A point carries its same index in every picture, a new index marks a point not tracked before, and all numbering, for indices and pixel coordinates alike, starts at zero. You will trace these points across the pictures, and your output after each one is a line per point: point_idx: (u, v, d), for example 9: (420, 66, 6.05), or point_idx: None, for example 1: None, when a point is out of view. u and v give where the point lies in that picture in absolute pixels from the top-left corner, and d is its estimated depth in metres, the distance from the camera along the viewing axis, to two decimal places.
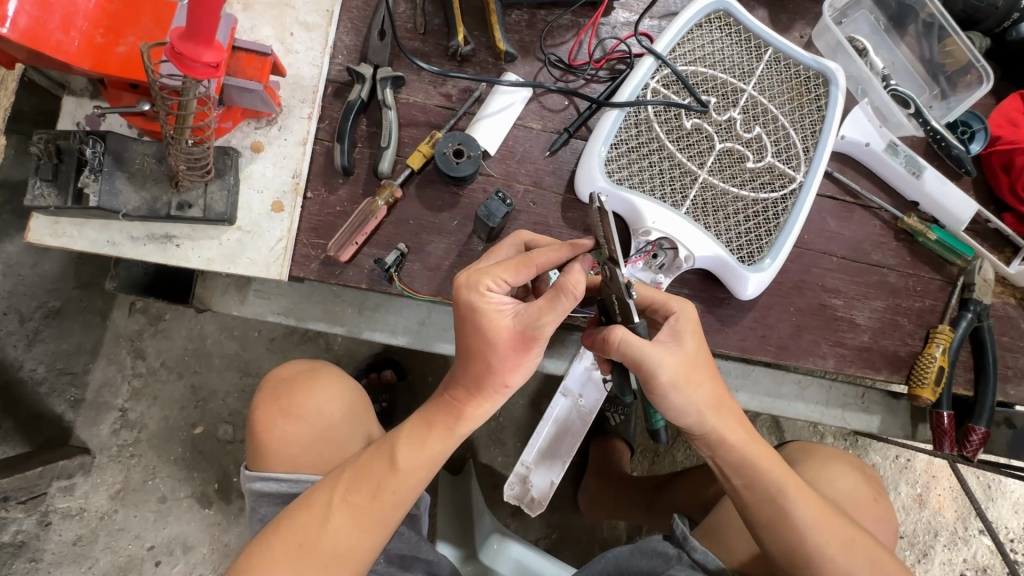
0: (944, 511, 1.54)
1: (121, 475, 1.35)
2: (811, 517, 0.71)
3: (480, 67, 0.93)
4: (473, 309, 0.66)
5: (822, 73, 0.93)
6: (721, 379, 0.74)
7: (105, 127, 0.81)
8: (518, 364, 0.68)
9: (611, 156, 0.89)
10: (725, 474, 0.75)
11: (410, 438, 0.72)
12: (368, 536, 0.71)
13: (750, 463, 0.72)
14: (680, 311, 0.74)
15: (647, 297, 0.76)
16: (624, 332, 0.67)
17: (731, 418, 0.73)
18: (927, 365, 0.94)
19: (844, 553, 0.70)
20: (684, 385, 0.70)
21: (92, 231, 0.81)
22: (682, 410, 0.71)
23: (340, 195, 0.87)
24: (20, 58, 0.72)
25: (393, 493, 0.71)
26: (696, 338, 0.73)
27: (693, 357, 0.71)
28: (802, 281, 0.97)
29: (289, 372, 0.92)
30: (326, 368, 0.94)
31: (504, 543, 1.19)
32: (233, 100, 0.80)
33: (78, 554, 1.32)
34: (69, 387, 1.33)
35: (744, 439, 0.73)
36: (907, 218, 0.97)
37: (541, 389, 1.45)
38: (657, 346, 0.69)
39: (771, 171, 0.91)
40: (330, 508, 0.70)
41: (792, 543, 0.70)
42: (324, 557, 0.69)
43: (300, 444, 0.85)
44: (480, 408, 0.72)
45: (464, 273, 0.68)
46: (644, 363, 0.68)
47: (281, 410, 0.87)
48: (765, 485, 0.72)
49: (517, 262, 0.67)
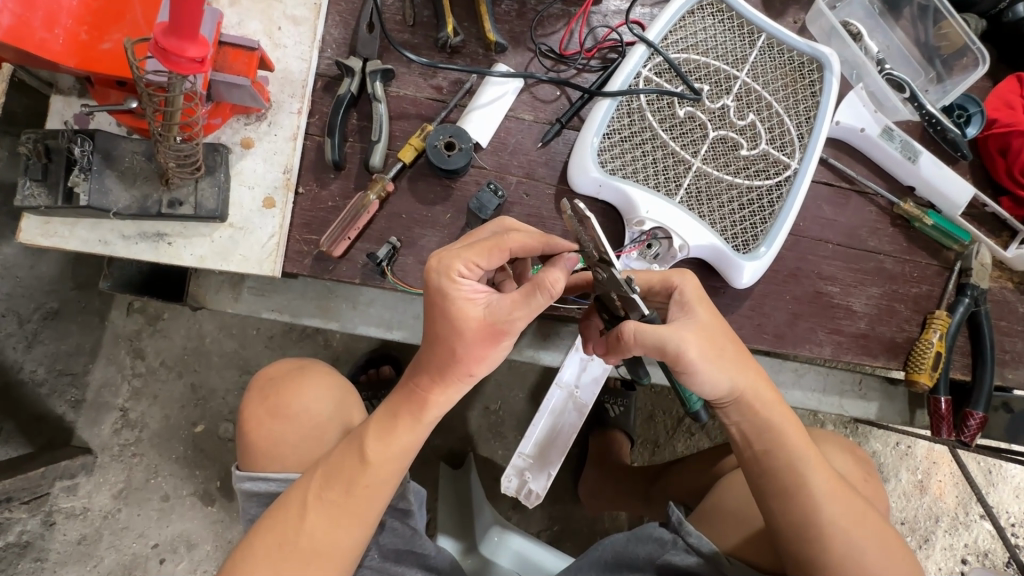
0: (945, 497, 1.54)
1: (123, 474, 1.36)
2: (828, 487, 0.70)
3: (470, 59, 0.92)
4: (443, 295, 0.66)
5: (815, 58, 0.92)
6: (746, 350, 0.74)
7: (93, 125, 0.81)
8: (485, 356, 0.68)
9: (604, 146, 0.89)
10: (745, 441, 0.74)
11: (377, 430, 0.72)
12: (346, 531, 0.71)
13: (775, 427, 0.72)
14: (682, 285, 0.74)
15: (645, 284, 0.77)
16: (636, 324, 0.68)
17: (760, 383, 0.73)
18: (924, 351, 0.93)
19: (858, 527, 0.69)
20: (708, 355, 0.69)
21: (83, 230, 0.80)
22: (712, 380, 0.70)
23: (331, 190, 0.86)
24: (9, 60, 0.72)
25: (366, 487, 0.71)
26: (708, 307, 0.73)
27: (710, 326, 0.71)
28: (798, 268, 0.96)
29: (278, 372, 0.92)
30: (314, 366, 0.94)
31: (504, 535, 1.19)
32: (222, 96, 0.80)
33: (82, 553, 1.32)
34: (69, 388, 1.33)
35: (771, 405, 0.73)
36: (904, 204, 0.97)
37: (540, 381, 1.46)
38: (672, 327, 0.69)
39: (765, 159, 0.90)
40: (306, 507, 0.71)
41: (806, 512, 0.69)
42: (303, 555, 0.69)
43: (288, 443, 0.85)
44: (443, 394, 0.71)
45: (434, 257, 0.67)
46: (665, 346, 0.68)
47: (269, 410, 0.87)
48: (788, 450, 0.71)
49: (490, 246, 0.67)
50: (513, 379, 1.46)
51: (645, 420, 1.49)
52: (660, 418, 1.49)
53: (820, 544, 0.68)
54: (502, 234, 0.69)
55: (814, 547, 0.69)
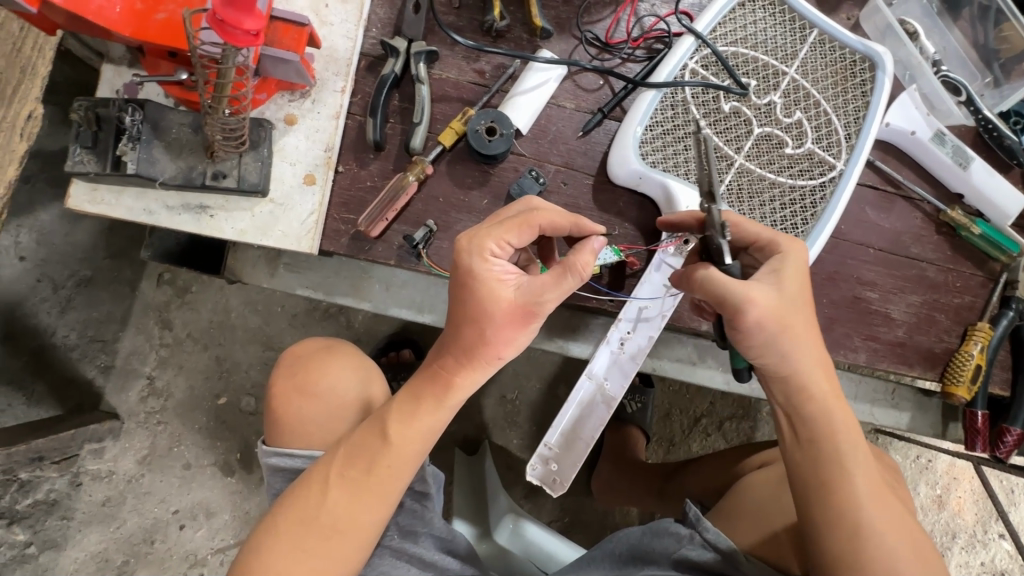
0: (963, 514, 1.51)
1: (149, 441, 1.39)
2: (871, 488, 0.69)
3: (515, 43, 0.91)
4: (473, 274, 0.66)
5: (868, 57, 0.89)
6: (817, 336, 0.73)
7: (144, 95, 0.82)
8: (512, 338, 0.68)
9: (646, 138, 0.88)
10: (791, 431, 0.73)
11: (400, 413, 0.73)
12: (368, 510, 0.72)
13: (826, 422, 0.71)
14: (786, 253, 0.73)
15: (751, 238, 0.76)
16: (709, 270, 0.70)
17: (819, 375, 0.72)
18: (964, 363, 0.91)
19: (896, 533, 0.67)
20: (774, 324, 0.70)
21: (129, 199, 0.81)
22: (764, 350, 0.71)
23: (370, 170, 0.86)
24: (63, 24, 0.73)
25: (388, 468, 0.72)
26: (799, 283, 0.72)
27: (787, 299, 0.70)
28: (837, 272, 0.94)
29: (306, 350, 0.93)
30: (342, 346, 0.95)
31: (519, 524, 1.21)
32: (268, 71, 0.80)
33: (106, 514, 1.37)
34: (100, 354, 1.37)
35: (826, 396, 0.72)
36: (951, 211, 0.94)
37: (560, 372, 1.46)
38: (742, 282, 0.69)
39: (810, 158, 0.88)
40: (328, 483, 0.72)
41: (845, 508, 0.68)
42: (326, 531, 0.71)
43: (313, 422, 0.86)
44: (468, 376, 0.71)
45: (465, 236, 0.67)
46: (728, 298, 0.69)
47: (296, 388, 0.88)
48: (833, 445, 0.70)
49: (519, 223, 0.67)
50: (533, 369, 1.47)
51: (662, 418, 1.48)
52: (677, 417, 1.48)
53: (852, 546, 0.67)
54: (530, 210, 0.69)
55: (843, 548, 0.67)
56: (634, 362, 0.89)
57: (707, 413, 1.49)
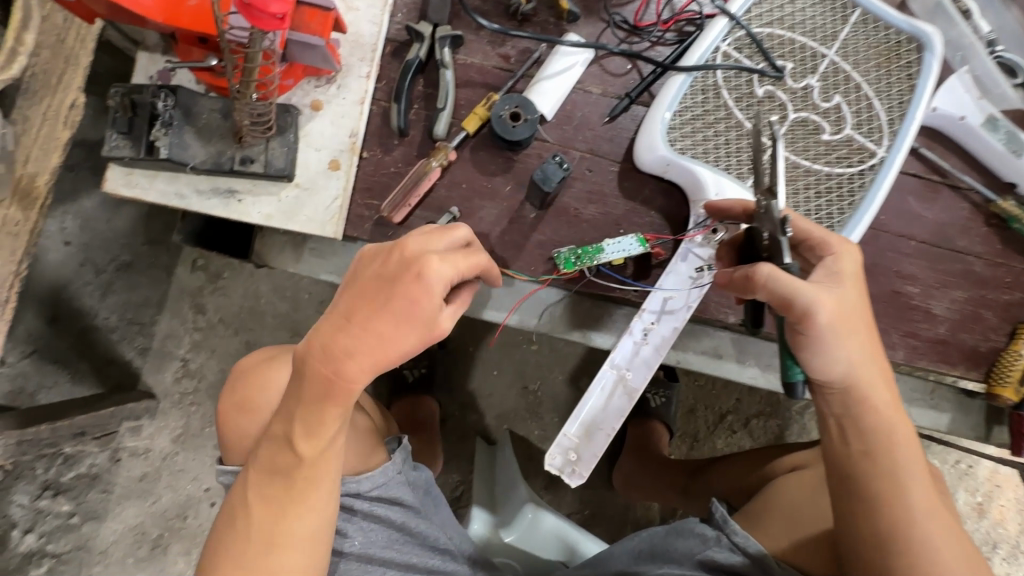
0: (1006, 523, 1.44)
1: (182, 420, 1.44)
2: (927, 501, 0.66)
3: (541, 27, 0.90)
4: (411, 292, 0.59)
5: (915, 37, 0.84)
6: (874, 342, 0.69)
7: (177, 82, 0.84)
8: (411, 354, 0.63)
9: (674, 123, 0.85)
10: (842, 437, 0.69)
11: (304, 420, 0.65)
12: (297, 522, 0.69)
13: (881, 429, 0.68)
14: (839, 254, 0.69)
15: (802, 235, 0.72)
16: (772, 268, 0.65)
17: (878, 382, 0.68)
18: (1012, 361, 0.87)
19: (950, 547, 0.64)
20: (840, 330, 0.65)
21: (162, 183, 0.83)
22: (829, 357, 0.66)
23: (394, 156, 0.87)
24: (102, 14, 0.76)
25: (306, 479, 0.68)
26: (859, 285, 0.68)
27: (852, 304, 0.66)
28: (875, 264, 0.90)
29: (250, 364, 0.93)
30: (281, 355, 0.93)
31: (537, 513, 1.16)
32: (295, 57, 0.81)
33: (143, 489, 1.43)
34: (138, 336, 1.43)
35: (885, 405, 0.68)
36: (1002, 202, 0.88)
37: (582, 364, 1.45)
38: (811, 284, 0.65)
39: (849, 145, 0.84)
40: (252, 504, 0.69)
41: (898, 522, 0.65)
42: (259, 549, 0.68)
43: (252, 438, 0.87)
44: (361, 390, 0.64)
45: (416, 253, 0.59)
46: (795, 300, 0.64)
47: (236, 405, 0.89)
48: (889, 458, 0.67)
49: (465, 251, 0.63)
50: (554, 360, 1.46)
51: (686, 414, 1.45)
52: (702, 413, 1.45)
53: (904, 560, 0.64)
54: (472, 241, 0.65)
55: (895, 561, 0.65)
56: (657, 353, 0.87)
57: (733, 410, 1.45)
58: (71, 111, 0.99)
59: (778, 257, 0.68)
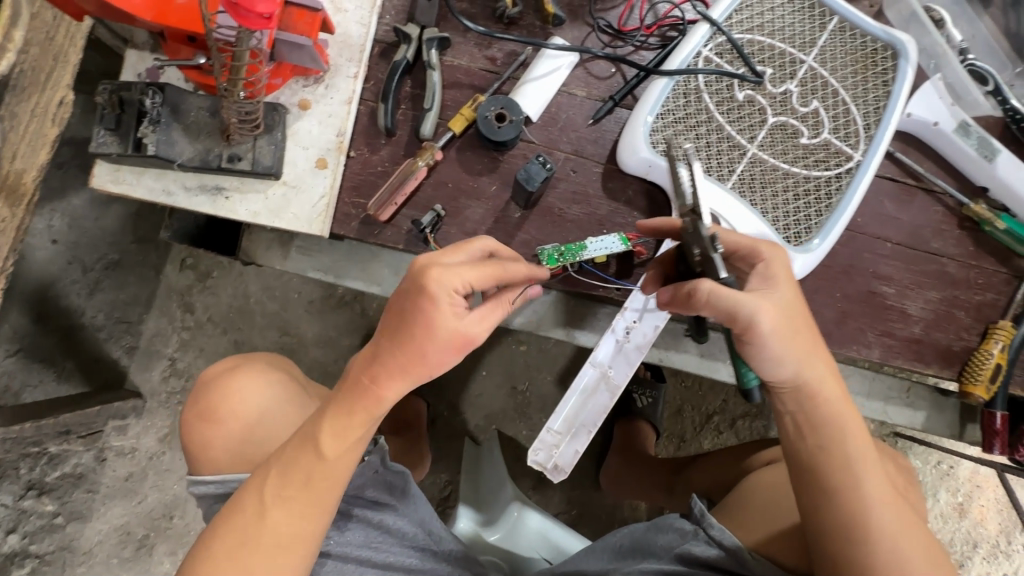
0: (985, 523, 1.47)
1: (169, 419, 1.44)
2: (882, 493, 0.68)
3: (527, 31, 0.91)
4: (430, 299, 0.61)
5: (891, 45, 0.87)
6: (819, 339, 0.71)
7: (165, 79, 0.85)
8: (444, 364, 0.65)
9: (657, 126, 0.87)
10: (800, 434, 0.71)
11: (335, 426, 0.67)
12: (310, 521, 0.70)
13: (835, 424, 0.70)
14: (772, 259, 0.72)
15: (734, 246, 0.74)
16: (712, 284, 0.66)
17: (827, 376, 0.71)
18: (983, 361, 0.89)
19: (906, 536, 0.66)
20: (784, 333, 0.68)
21: (149, 180, 0.84)
22: (779, 360, 0.68)
23: (381, 155, 0.88)
24: (91, 11, 0.76)
25: (326, 480, 0.69)
26: (793, 287, 0.71)
27: (791, 306, 0.69)
28: (852, 265, 0.92)
29: (213, 374, 0.94)
30: (243, 363, 0.95)
31: (522, 512, 1.19)
32: (283, 56, 0.82)
33: (129, 489, 1.42)
34: (125, 334, 1.42)
35: (836, 400, 0.71)
36: (974, 205, 0.91)
37: (569, 364, 1.46)
38: (751, 294, 0.67)
39: (827, 149, 0.86)
40: (265, 503, 0.68)
41: (853, 514, 0.67)
42: (267, 549, 0.68)
43: (220, 447, 0.88)
44: (392, 392, 0.66)
45: (429, 266, 0.62)
46: (739, 313, 0.66)
47: (199, 414, 0.90)
48: (842, 451, 0.69)
49: (491, 272, 0.65)
50: (542, 360, 1.47)
51: (673, 414, 1.47)
52: (688, 413, 1.47)
53: (863, 550, 0.66)
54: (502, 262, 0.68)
55: (856, 552, 0.66)
56: (638, 351, 0.89)
57: (719, 411, 1.47)
58: (59, 109, 0.99)
59: (714, 270, 0.69)
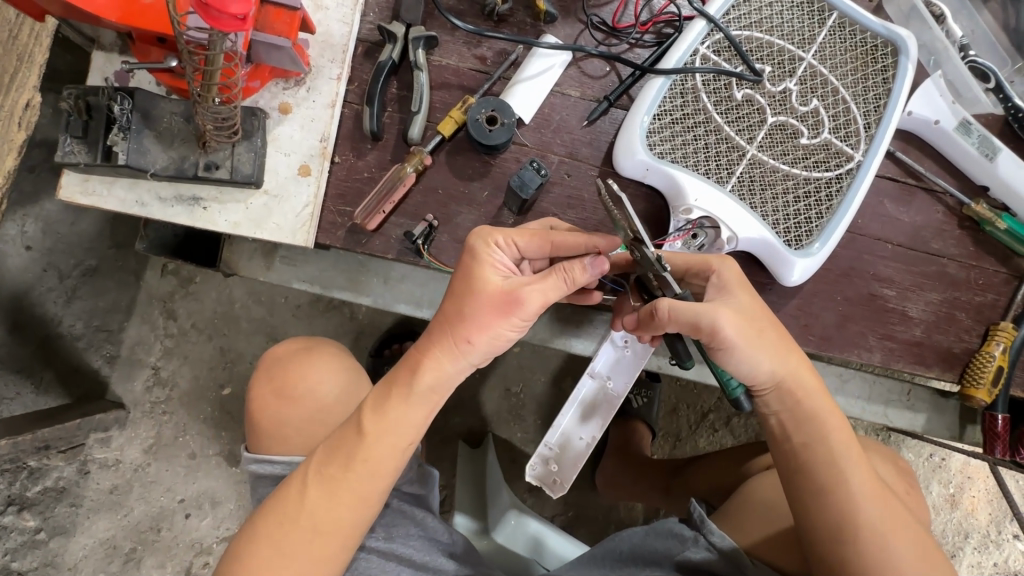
0: (977, 514, 1.47)
1: (154, 430, 1.39)
2: (870, 488, 0.66)
3: (518, 28, 0.88)
4: (471, 257, 0.67)
5: (891, 41, 0.84)
6: (787, 337, 0.71)
7: (135, 83, 0.80)
8: (491, 325, 0.65)
9: (653, 127, 0.84)
10: (784, 433, 0.71)
11: (381, 399, 0.68)
12: (347, 509, 0.68)
13: (817, 419, 0.69)
14: (721, 269, 0.72)
15: (682, 266, 0.75)
16: (670, 302, 0.67)
17: (804, 369, 0.70)
18: (984, 364, 0.87)
19: (896, 530, 0.65)
20: (749, 335, 0.68)
21: (121, 190, 0.80)
22: (751, 361, 0.68)
23: (368, 160, 0.84)
24: (54, 13, 0.71)
25: (365, 463, 0.67)
26: (747, 291, 0.71)
27: (751, 310, 0.69)
28: (853, 267, 0.90)
29: (285, 351, 0.93)
30: (318, 347, 0.94)
31: (520, 519, 1.19)
32: (260, 58, 0.78)
33: (114, 502, 1.38)
34: (105, 343, 1.37)
35: (816, 395, 0.70)
36: (975, 205, 0.89)
37: (564, 366, 1.44)
38: (707, 304, 0.67)
39: (827, 149, 0.84)
40: (306, 483, 0.68)
41: (844, 510, 0.65)
42: (307, 533, 0.67)
43: (292, 426, 0.87)
44: (440, 364, 0.67)
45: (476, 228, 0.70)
46: (700, 323, 0.66)
47: (275, 392, 0.89)
48: (826, 446, 0.68)
49: (532, 232, 0.70)
50: (537, 362, 1.45)
51: (668, 413, 1.46)
52: (683, 412, 1.46)
53: (854, 547, 0.64)
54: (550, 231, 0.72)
55: (846, 549, 0.65)
56: (636, 358, 0.87)
57: (715, 409, 1.46)
58: None
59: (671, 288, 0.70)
